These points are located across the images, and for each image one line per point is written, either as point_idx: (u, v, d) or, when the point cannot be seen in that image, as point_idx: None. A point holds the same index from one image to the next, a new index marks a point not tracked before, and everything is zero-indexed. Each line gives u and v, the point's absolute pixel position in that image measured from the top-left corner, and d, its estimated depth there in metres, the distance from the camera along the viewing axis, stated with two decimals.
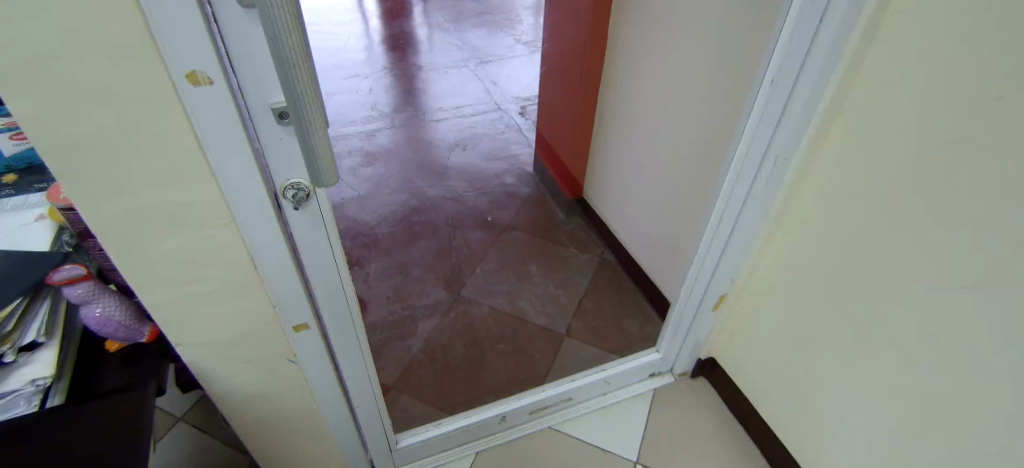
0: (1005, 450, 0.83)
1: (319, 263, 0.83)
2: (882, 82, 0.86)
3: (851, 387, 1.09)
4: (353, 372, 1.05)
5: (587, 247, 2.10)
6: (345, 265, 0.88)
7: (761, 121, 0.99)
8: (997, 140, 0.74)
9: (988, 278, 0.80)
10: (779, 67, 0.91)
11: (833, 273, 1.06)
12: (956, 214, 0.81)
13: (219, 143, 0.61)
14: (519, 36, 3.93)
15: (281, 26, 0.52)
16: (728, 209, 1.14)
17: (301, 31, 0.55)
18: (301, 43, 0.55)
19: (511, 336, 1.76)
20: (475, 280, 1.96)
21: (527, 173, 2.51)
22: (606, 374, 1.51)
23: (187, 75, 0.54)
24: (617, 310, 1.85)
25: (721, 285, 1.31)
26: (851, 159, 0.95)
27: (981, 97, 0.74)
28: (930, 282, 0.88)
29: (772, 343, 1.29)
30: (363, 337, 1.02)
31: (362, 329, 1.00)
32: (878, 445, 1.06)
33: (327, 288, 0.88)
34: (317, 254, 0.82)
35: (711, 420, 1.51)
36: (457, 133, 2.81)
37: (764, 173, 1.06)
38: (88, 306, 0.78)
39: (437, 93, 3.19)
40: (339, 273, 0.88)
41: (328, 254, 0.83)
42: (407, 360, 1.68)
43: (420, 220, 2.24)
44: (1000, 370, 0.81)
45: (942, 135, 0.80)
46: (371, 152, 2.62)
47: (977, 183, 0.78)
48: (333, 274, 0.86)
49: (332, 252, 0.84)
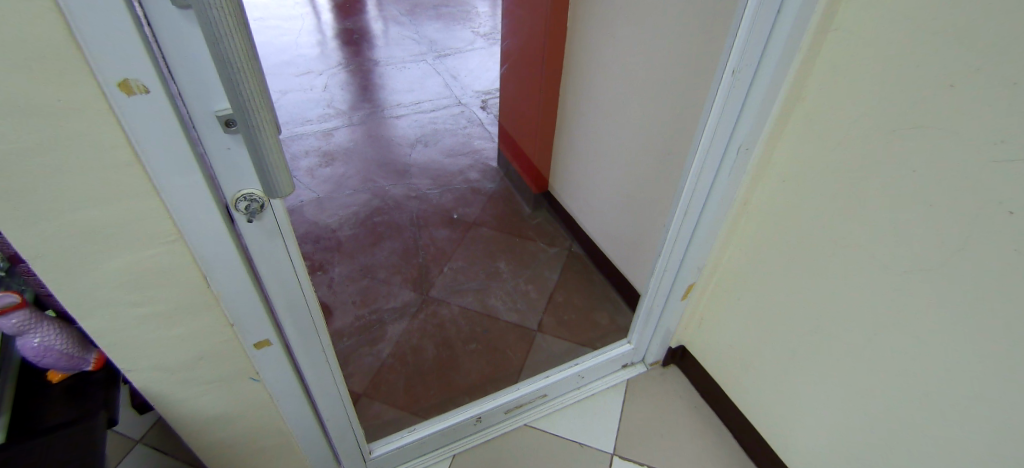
0: (968, 424, 0.89)
1: (280, 277, 0.78)
2: (839, 72, 0.89)
3: (820, 370, 1.13)
4: (322, 387, 1.00)
5: (554, 241, 2.10)
6: (307, 277, 0.83)
7: (724, 114, 1.00)
8: (948, 126, 0.78)
9: (946, 261, 0.84)
10: (740, 60, 0.91)
11: (801, 259, 1.10)
12: (915, 199, 0.85)
13: (160, 155, 0.55)
14: (477, 29, 3.88)
15: (223, 24, 0.48)
16: (694, 201, 1.15)
17: (246, 32, 0.51)
18: (245, 42, 0.51)
19: (483, 335, 1.74)
20: (444, 279, 1.92)
21: (491, 168, 2.49)
22: (579, 368, 1.51)
23: (118, 84, 0.49)
24: (587, 302, 1.86)
25: (690, 274, 1.33)
26: (815, 149, 0.98)
27: (934, 85, 0.78)
28: (893, 266, 0.92)
29: (742, 329, 1.33)
30: (331, 350, 0.98)
31: (328, 340, 0.95)
32: (846, 424, 1.11)
33: (290, 302, 0.83)
34: (278, 269, 0.77)
35: (684, 406, 1.55)
36: (418, 129, 2.76)
37: (728, 163, 1.07)
38: (26, 337, 0.71)
39: (396, 88, 3.13)
40: (302, 287, 0.83)
41: (288, 267, 0.78)
42: (377, 366, 1.63)
43: (384, 220, 2.18)
44: (962, 348, 0.86)
45: (900, 123, 0.83)
46: (329, 152, 2.54)
47: (932, 169, 0.81)
48: (295, 288, 0.82)
49: (294, 264, 0.79)
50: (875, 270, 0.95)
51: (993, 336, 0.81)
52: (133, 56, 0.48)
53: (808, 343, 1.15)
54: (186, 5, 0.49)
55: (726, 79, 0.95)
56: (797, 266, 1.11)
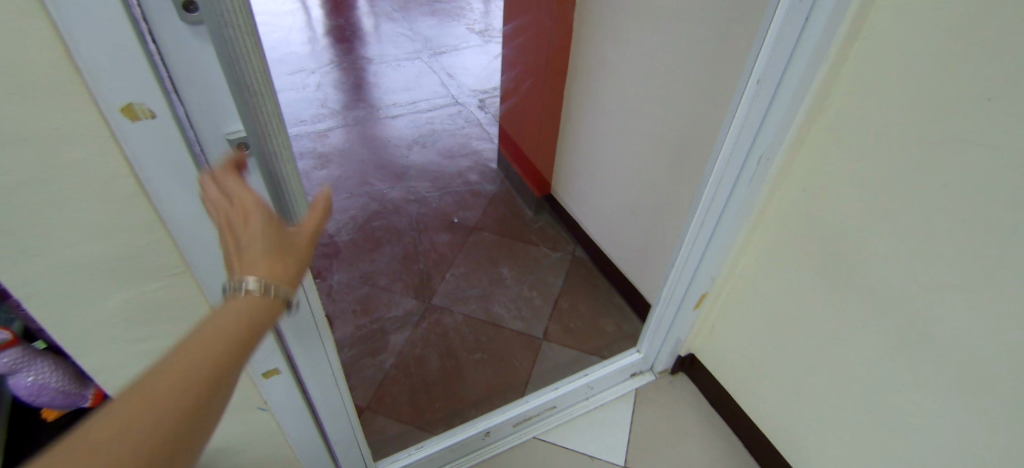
0: (998, 443, 0.87)
1: (293, 307, 0.73)
2: (866, 83, 0.86)
3: (840, 384, 1.11)
4: (330, 413, 0.96)
5: (557, 245, 2.06)
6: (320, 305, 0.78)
7: (746, 123, 0.97)
8: (981, 138, 0.75)
9: (979, 280, 0.82)
10: (765, 69, 0.89)
11: (821, 272, 1.07)
12: (945, 215, 0.83)
13: (167, 183, 0.51)
14: (471, 25, 3.83)
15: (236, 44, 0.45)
16: (711, 211, 1.13)
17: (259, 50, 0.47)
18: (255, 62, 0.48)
19: (487, 344, 1.70)
20: (446, 286, 1.88)
21: (490, 169, 2.44)
22: (588, 379, 1.49)
23: (121, 109, 0.44)
24: (592, 309, 1.83)
25: (703, 284, 1.30)
26: (839, 161, 0.96)
27: (968, 97, 0.75)
28: (923, 282, 0.89)
29: (757, 340, 1.31)
30: (342, 375, 0.93)
31: (339, 367, 0.90)
32: (865, 439, 1.09)
33: (299, 330, 0.77)
34: (291, 298, 0.72)
35: (694, 415, 1.52)
36: (414, 129, 2.71)
37: (748, 173, 1.05)
38: (18, 375, 0.69)
39: (390, 87, 3.07)
40: (314, 316, 0.78)
41: (301, 297, 0.73)
42: (379, 378, 1.59)
43: (382, 224, 2.13)
44: (993, 367, 0.84)
45: (932, 136, 0.81)
46: (324, 154, 2.48)
47: (966, 183, 0.79)
48: (306, 316, 0.76)
49: (307, 294, 0.74)
50: (901, 286, 0.93)
51: None
52: (137, 77, 0.44)
53: (825, 355, 1.13)
54: (199, 21, 0.43)
55: (750, 89, 0.92)
56: (815, 278, 1.09)
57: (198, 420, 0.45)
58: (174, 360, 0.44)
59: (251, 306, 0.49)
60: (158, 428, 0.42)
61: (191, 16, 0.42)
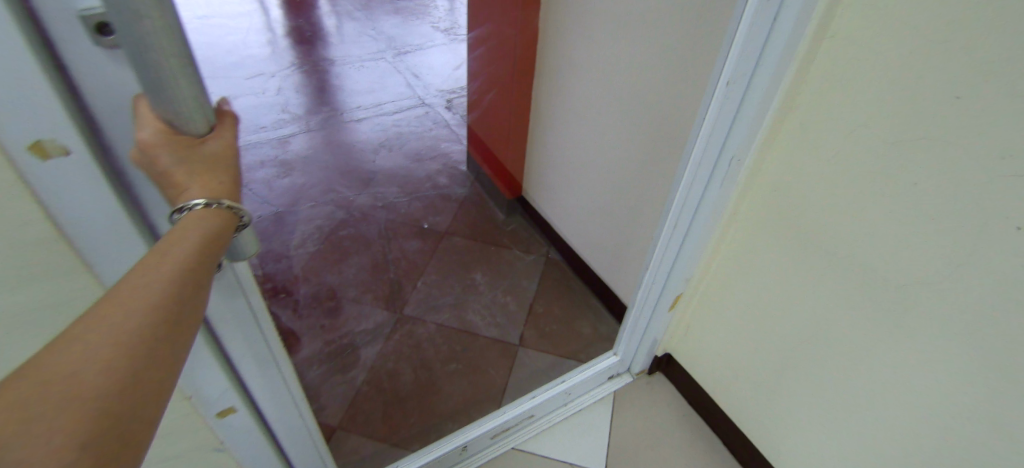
0: (971, 435, 0.88)
1: (246, 340, 0.68)
2: (834, 80, 0.86)
3: (815, 380, 1.12)
4: (293, 442, 0.91)
5: (530, 247, 2.03)
6: (275, 334, 0.73)
7: (716, 125, 0.95)
8: (948, 137, 0.75)
9: (950, 275, 0.82)
10: (734, 70, 0.86)
11: (795, 270, 1.07)
12: (915, 212, 0.83)
13: (83, 220, 0.48)
14: (436, 23, 3.76)
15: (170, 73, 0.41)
16: (683, 213, 1.11)
17: (194, 75, 0.43)
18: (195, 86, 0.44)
19: (463, 354, 1.66)
20: (418, 295, 1.83)
21: (460, 172, 2.40)
22: (565, 386, 1.46)
23: (29, 147, 0.41)
24: (567, 313, 1.80)
25: (677, 286, 1.29)
26: (809, 161, 0.95)
27: (937, 95, 0.75)
28: (894, 279, 0.90)
29: (732, 338, 1.30)
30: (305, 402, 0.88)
31: (301, 396, 0.85)
32: (841, 434, 1.10)
33: (255, 364, 0.72)
34: (243, 332, 0.67)
35: (673, 415, 1.52)
36: (380, 133, 2.64)
37: (718, 175, 1.03)
38: None
39: (354, 89, 2.98)
40: (270, 347, 0.73)
41: (254, 328, 0.68)
42: (351, 395, 1.54)
43: (350, 233, 2.06)
44: (964, 361, 0.85)
45: (901, 133, 0.80)
46: (286, 161, 2.39)
47: (935, 181, 0.79)
48: (262, 349, 0.71)
49: (261, 324, 0.69)
50: (873, 282, 0.93)
51: (994, 347, 0.80)
52: (45, 109, 0.40)
53: (799, 351, 1.13)
54: (114, 43, 0.40)
55: (720, 90, 0.90)
56: (789, 276, 1.09)
57: (161, 350, 0.41)
58: (113, 295, 0.41)
59: (195, 232, 0.46)
60: (111, 361, 0.38)
61: (105, 39, 0.40)
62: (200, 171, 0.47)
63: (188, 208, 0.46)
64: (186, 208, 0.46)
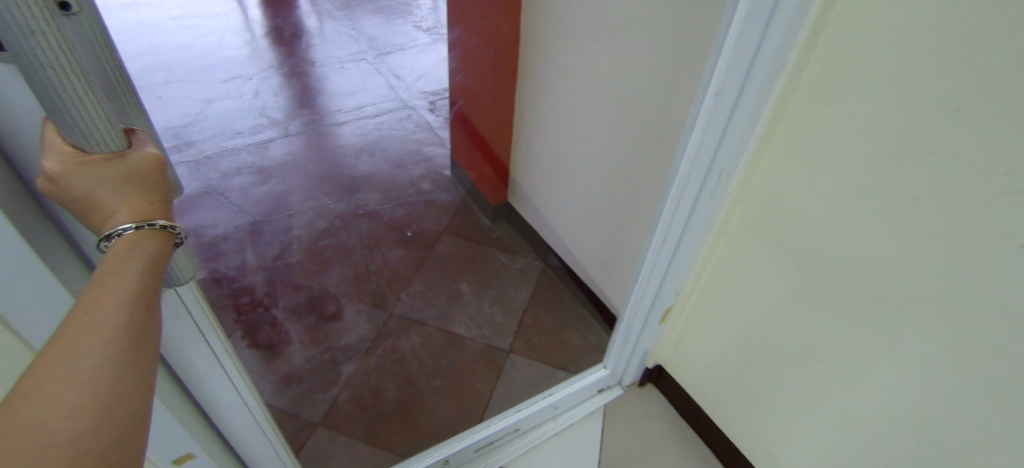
0: (975, 458, 0.84)
1: (195, 358, 0.66)
2: (827, 87, 0.81)
3: (810, 397, 1.08)
4: (253, 453, 0.90)
5: (517, 255, 1.98)
6: (229, 350, 0.71)
7: (705, 136, 0.90)
8: (949, 150, 0.71)
9: (950, 295, 0.78)
10: (723, 79, 0.82)
11: (789, 284, 1.03)
12: (915, 228, 0.79)
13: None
14: (420, 23, 3.68)
15: (85, 77, 0.40)
16: (672, 226, 1.07)
17: (100, 91, 0.41)
18: (107, 88, 0.43)
19: (447, 368, 1.60)
20: (401, 307, 1.77)
21: (444, 177, 2.33)
22: (553, 399, 1.43)
23: None
24: (556, 322, 1.76)
25: (667, 298, 1.25)
26: (803, 172, 0.91)
27: (936, 106, 0.70)
28: (891, 296, 0.86)
29: (724, 351, 1.27)
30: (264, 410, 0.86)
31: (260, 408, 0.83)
32: (838, 453, 1.06)
33: (207, 380, 0.70)
34: (190, 350, 0.65)
35: (664, 428, 1.48)
36: (362, 136, 2.57)
37: (708, 186, 0.99)
38: None
39: (336, 92, 2.90)
40: (224, 364, 0.70)
41: (205, 347, 0.66)
42: (332, 415, 1.47)
43: (331, 243, 2.00)
44: (966, 383, 0.81)
45: (898, 145, 0.76)
46: (264, 168, 2.31)
47: (935, 196, 0.75)
48: (214, 366, 0.69)
49: (211, 343, 0.67)
50: (869, 299, 0.89)
51: (999, 370, 0.77)
52: None
53: (794, 367, 1.09)
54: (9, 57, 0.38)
55: (708, 100, 0.85)
56: (782, 289, 1.05)
57: (134, 369, 0.39)
58: (64, 333, 0.38)
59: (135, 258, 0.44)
60: (85, 394, 0.36)
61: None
62: (128, 194, 0.45)
63: (118, 234, 0.44)
64: (116, 234, 0.44)
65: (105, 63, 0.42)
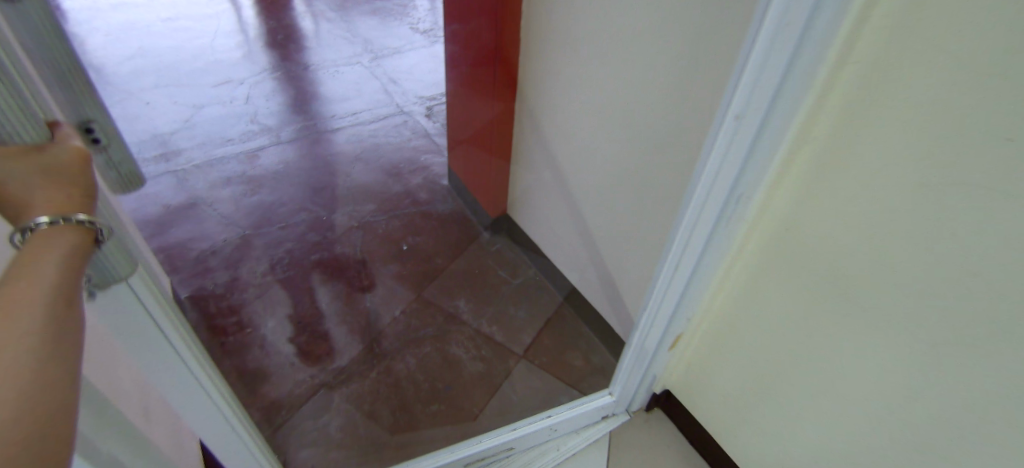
0: None
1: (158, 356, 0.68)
2: (858, 111, 0.73)
3: (835, 431, 1.02)
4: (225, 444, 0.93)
5: (517, 269, 1.91)
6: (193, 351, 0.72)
7: (725, 164, 0.82)
8: (1000, 183, 0.64)
9: (999, 334, 0.73)
10: (745, 104, 0.73)
11: (812, 316, 0.97)
12: (958, 264, 0.73)
13: None
14: (415, 25, 3.60)
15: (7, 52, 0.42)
16: (686, 256, 0.99)
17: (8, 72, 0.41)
18: (36, 76, 0.46)
19: (444, 392, 1.53)
20: (397, 326, 1.69)
21: (441, 187, 2.26)
22: (551, 421, 1.38)
23: None
24: (557, 343, 1.69)
25: (678, 326, 1.17)
26: (828, 201, 0.83)
27: (987, 136, 0.63)
28: (930, 332, 0.80)
29: (738, 380, 1.20)
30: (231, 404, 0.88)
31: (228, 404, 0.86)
32: None
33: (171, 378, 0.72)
34: (151, 348, 0.66)
35: (675, 455, 1.42)
36: (356, 144, 2.49)
37: (724, 214, 0.91)
38: None
39: (329, 97, 2.82)
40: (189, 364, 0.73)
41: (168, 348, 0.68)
42: (325, 444, 1.40)
43: (323, 257, 1.92)
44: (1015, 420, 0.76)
45: (941, 176, 0.69)
46: (254, 178, 2.23)
47: (983, 231, 0.68)
48: (177, 365, 0.71)
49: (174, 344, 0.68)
50: (904, 335, 0.83)
51: None
52: None
53: (817, 399, 1.03)
54: None
55: (727, 125, 0.77)
56: (803, 319, 0.99)
57: (58, 361, 0.40)
58: None
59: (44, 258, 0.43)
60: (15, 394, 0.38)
61: None
62: (45, 186, 0.45)
63: (33, 227, 0.43)
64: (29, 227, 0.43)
65: (29, 52, 0.44)
